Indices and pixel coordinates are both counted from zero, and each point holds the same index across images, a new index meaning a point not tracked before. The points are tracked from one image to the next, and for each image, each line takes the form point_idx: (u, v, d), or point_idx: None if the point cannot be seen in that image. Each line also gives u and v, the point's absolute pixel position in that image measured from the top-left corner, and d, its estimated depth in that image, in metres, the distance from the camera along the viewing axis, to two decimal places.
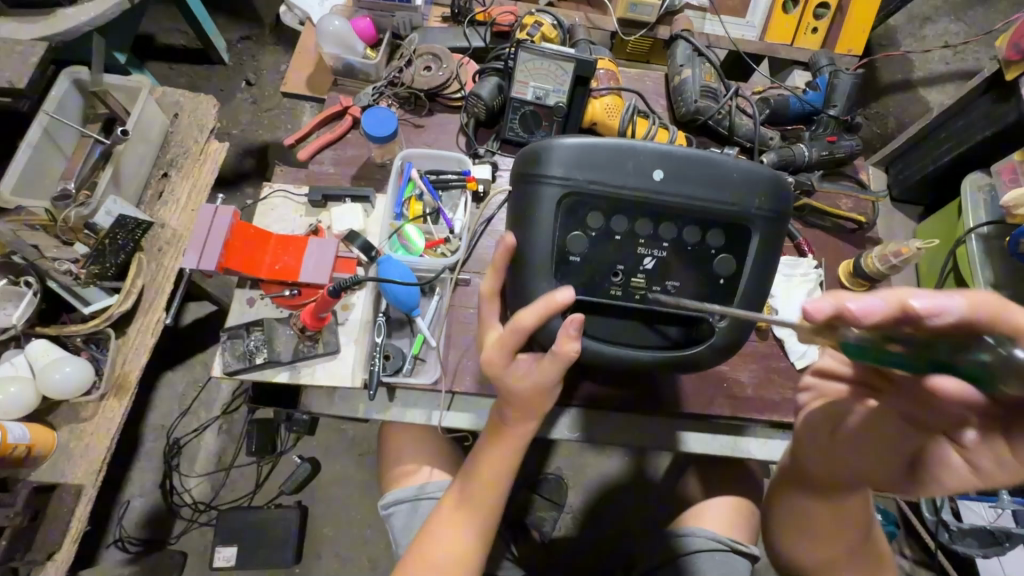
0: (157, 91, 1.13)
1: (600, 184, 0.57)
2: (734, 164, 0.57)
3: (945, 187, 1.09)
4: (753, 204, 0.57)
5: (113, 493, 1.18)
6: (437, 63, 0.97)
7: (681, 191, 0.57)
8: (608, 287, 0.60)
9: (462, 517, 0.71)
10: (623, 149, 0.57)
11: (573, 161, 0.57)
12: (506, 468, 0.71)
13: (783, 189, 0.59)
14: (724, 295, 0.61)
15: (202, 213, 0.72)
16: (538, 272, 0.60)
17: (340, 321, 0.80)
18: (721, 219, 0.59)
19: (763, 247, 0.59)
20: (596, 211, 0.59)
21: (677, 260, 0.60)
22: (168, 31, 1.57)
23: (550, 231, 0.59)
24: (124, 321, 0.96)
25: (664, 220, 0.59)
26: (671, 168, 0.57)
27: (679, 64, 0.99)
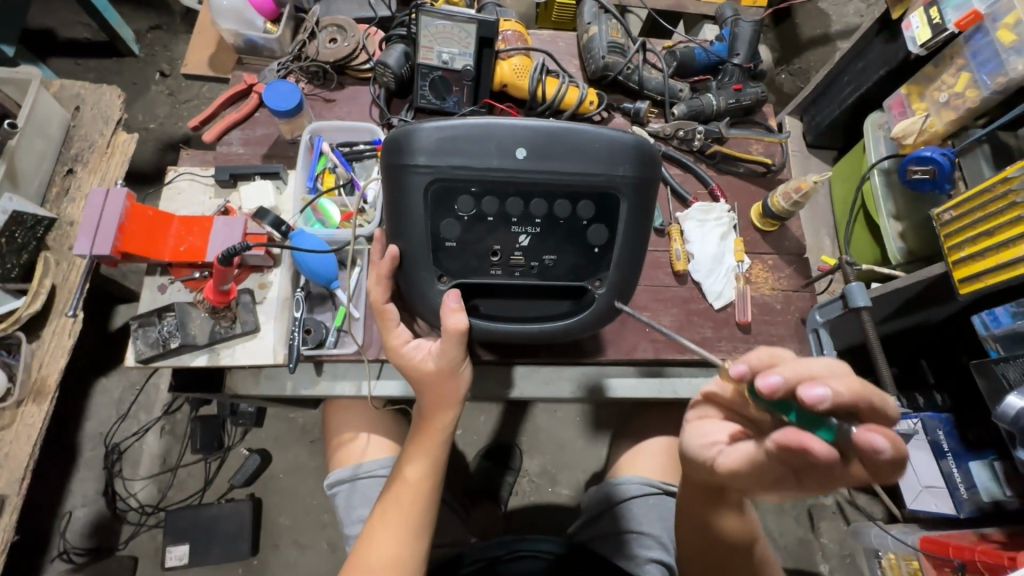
0: (54, 85, 1.07)
1: (465, 168, 0.57)
2: (596, 135, 0.58)
3: (852, 128, 1.14)
4: (617, 173, 0.59)
5: (53, 505, 1.15)
6: (342, 34, 0.94)
7: (546, 167, 0.58)
8: (488, 268, 0.63)
9: (390, 518, 0.66)
10: (485, 129, 0.57)
11: (436, 148, 0.57)
12: (428, 462, 0.68)
13: (648, 154, 0.60)
14: (601, 264, 0.63)
15: (93, 198, 0.70)
16: (417, 261, 0.61)
17: (257, 300, 0.78)
18: (589, 192, 0.60)
19: (632, 214, 0.61)
20: (467, 194, 0.60)
21: (552, 235, 0.62)
22: (70, 24, 1.48)
23: (423, 219, 0.60)
24: (36, 324, 0.92)
25: (534, 197, 0.60)
26: (534, 145, 0.57)
27: (586, 22, 1.00)
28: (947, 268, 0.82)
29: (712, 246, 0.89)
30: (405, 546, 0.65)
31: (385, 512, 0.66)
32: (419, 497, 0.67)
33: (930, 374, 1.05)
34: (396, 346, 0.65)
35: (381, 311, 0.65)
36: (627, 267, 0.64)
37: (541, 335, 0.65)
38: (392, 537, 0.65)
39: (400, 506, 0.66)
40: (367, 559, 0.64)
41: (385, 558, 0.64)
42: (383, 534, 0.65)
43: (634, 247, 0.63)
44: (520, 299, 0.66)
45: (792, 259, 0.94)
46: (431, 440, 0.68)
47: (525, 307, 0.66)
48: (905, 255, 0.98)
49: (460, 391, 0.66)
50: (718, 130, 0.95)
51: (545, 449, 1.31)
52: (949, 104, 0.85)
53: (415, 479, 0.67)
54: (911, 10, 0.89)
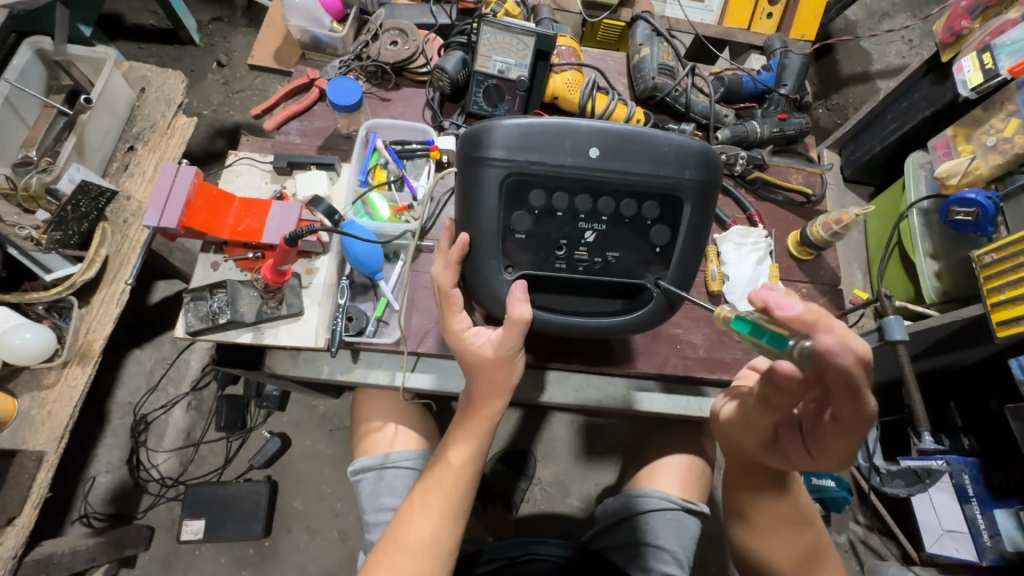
0: (124, 65, 1.12)
1: (540, 164, 0.60)
2: (667, 137, 0.60)
3: (892, 165, 1.15)
4: (685, 175, 0.61)
5: (79, 469, 1.18)
6: (404, 38, 0.97)
7: (617, 166, 0.60)
8: (553, 261, 0.65)
9: (427, 499, 0.68)
10: (561, 127, 0.59)
11: (514, 143, 0.59)
12: (470, 448, 0.69)
13: (713, 160, 0.62)
14: (660, 264, 0.65)
15: (164, 173, 0.74)
16: (487, 250, 0.64)
17: (304, 285, 0.81)
18: (657, 192, 0.62)
19: (695, 217, 0.63)
20: (538, 189, 0.62)
21: (618, 231, 0.64)
22: (137, 10, 1.56)
23: (495, 211, 0.62)
24: (88, 290, 0.96)
25: (603, 194, 0.63)
26: (607, 144, 0.60)
27: (639, 43, 1.03)
28: (986, 310, 0.82)
29: (748, 269, 0.89)
30: (440, 528, 0.66)
31: (427, 490, 0.68)
32: (460, 482, 0.69)
33: (958, 417, 1.02)
34: (457, 331, 0.66)
35: (447, 294, 0.66)
36: (683, 270, 0.66)
37: (598, 330, 0.67)
38: (431, 517, 0.67)
39: (439, 489, 0.68)
40: (406, 538, 0.66)
41: (423, 539, 0.66)
42: (421, 516, 0.67)
43: (691, 251, 0.65)
44: (579, 294, 0.68)
45: (826, 289, 0.94)
46: (477, 426, 0.69)
47: (583, 301, 0.68)
48: (940, 295, 0.98)
49: (511, 381, 0.68)
50: (761, 157, 0.97)
51: (558, 459, 1.31)
52: (997, 148, 0.85)
53: (455, 468, 0.69)
54: (963, 53, 0.91)
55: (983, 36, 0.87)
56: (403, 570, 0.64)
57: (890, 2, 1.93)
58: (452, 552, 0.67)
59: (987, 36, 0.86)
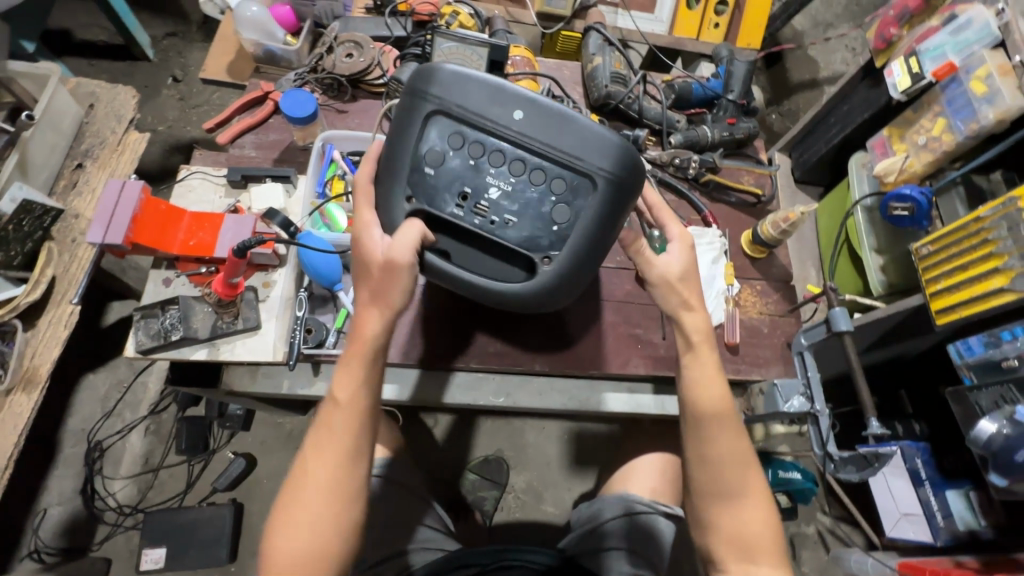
0: (71, 82, 1.09)
1: (467, 109, 0.62)
2: (592, 126, 0.62)
3: (838, 167, 1.21)
4: (598, 166, 0.62)
5: (28, 500, 1.12)
6: (359, 50, 0.98)
7: (535, 135, 0.62)
8: (452, 207, 0.65)
9: (320, 446, 0.60)
10: (496, 86, 0.62)
11: (450, 84, 0.62)
12: (357, 381, 0.61)
13: (633, 160, 0.63)
14: (557, 242, 0.65)
15: (110, 188, 0.73)
16: (398, 171, 0.65)
17: (260, 298, 0.80)
18: (570, 175, 0.63)
19: (596, 208, 0.63)
20: (460, 136, 0.64)
21: (526, 201, 0.64)
22: (87, 26, 1.52)
23: (416, 142, 0.64)
24: (34, 313, 0.92)
25: (520, 156, 0.63)
26: (536, 113, 0.62)
27: (591, 53, 1.06)
28: (924, 299, 0.86)
29: (703, 268, 0.93)
30: (330, 506, 0.58)
31: (315, 455, 0.59)
32: (352, 417, 0.61)
33: (909, 404, 1.07)
34: (358, 226, 0.66)
35: (363, 187, 0.67)
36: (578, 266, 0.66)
37: (485, 291, 0.67)
38: (318, 487, 0.59)
39: (329, 430, 0.60)
40: (302, 491, 0.59)
41: (319, 487, 0.59)
42: (315, 476, 0.59)
43: (585, 243, 0.64)
44: (481, 255, 0.68)
45: (779, 285, 0.98)
46: (359, 358, 0.62)
47: (481, 263, 0.67)
48: (885, 288, 1.02)
49: (393, 299, 0.62)
50: (712, 161, 1.01)
51: (531, 465, 1.30)
52: (927, 146, 0.90)
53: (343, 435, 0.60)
54: (893, 59, 0.95)
55: (910, 42, 0.92)
56: (298, 527, 0.58)
57: (833, 13, 2.04)
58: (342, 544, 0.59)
59: (912, 42, 0.91)
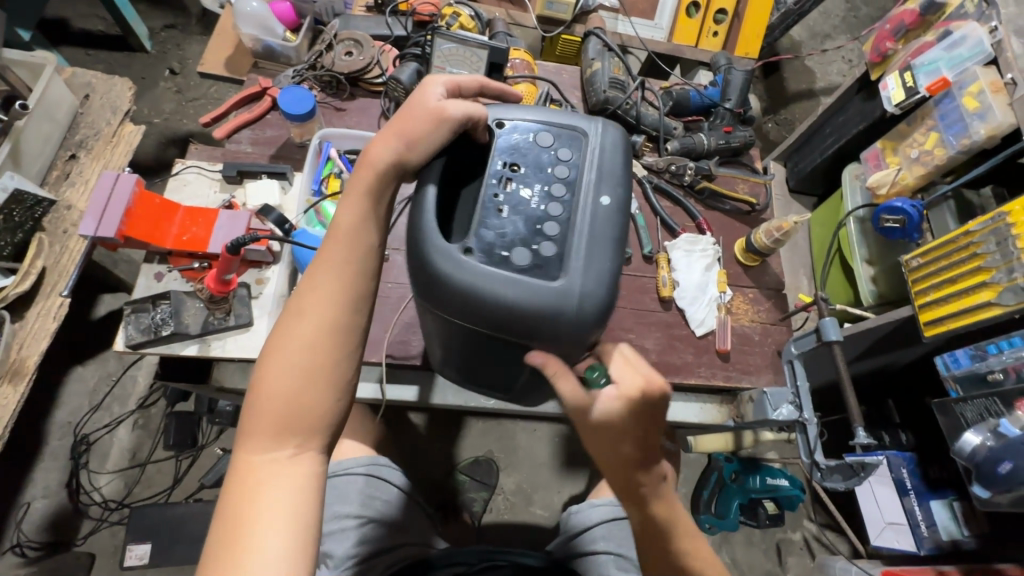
0: (66, 72, 1.08)
1: (599, 157, 0.59)
2: (609, 273, 0.54)
3: (832, 177, 1.22)
4: (578, 285, 0.52)
5: (12, 493, 1.11)
6: (358, 49, 0.98)
7: (586, 216, 0.56)
8: (501, 157, 0.58)
9: (318, 280, 0.52)
10: (622, 181, 0.58)
11: (615, 143, 0.60)
12: (364, 205, 0.54)
13: (587, 329, 0.53)
14: (490, 258, 0.53)
15: (103, 181, 0.73)
16: (530, 113, 0.61)
17: (253, 295, 0.79)
18: (558, 257, 0.54)
19: (530, 289, 0.52)
20: (567, 153, 0.59)
21: (509, 230, 0.55)
22: (84, 15, 1.51)
23: (560, 121, 0.60)
24: (22, 304, 0.91)
25: (562, 204, 0.56)
26: (606, 226, 0.55)
27: (590, 58, 1.06)
28: (914, 311, 0.87)
29: (697, 275, 0.94)
30: (317, 356, 0.49)
31: (310, 288, 0.51)
32: (358, 252, 0.53)
33: (896, 414, 1.07)
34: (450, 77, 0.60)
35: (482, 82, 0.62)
36: (455, 297, 0.52)
37: (415, 218, 0.55)
38: (307, 332, 0.50)
39: (334, 261, 0.52)
40: (297, 327, 0.50)
41: (312, 325, 0.50)
42: (311, 312, 0.50)
43: (481, 287, 0.52)
44: (450, 205, 0.59)
45: (771, 294, 0.98)
46: (368, 181, 0.54)
47: (445, 207, 0.58)
48: (876, 298, 1.03)
49: (414, 135, 0.54)
50: (709, 168, 1.02)
51: (521, 467, 1.30)
52: (920, 160, 0.91)
53: (332, 280, 0.51)
54: (888, 73, 0.97)
55: (905, 56, 0.93)
56: (286, 370, 0.48)
57: (831, 24, 2.06)
58: (334, 404, 0.50)
59: (908, 56, 0.92)
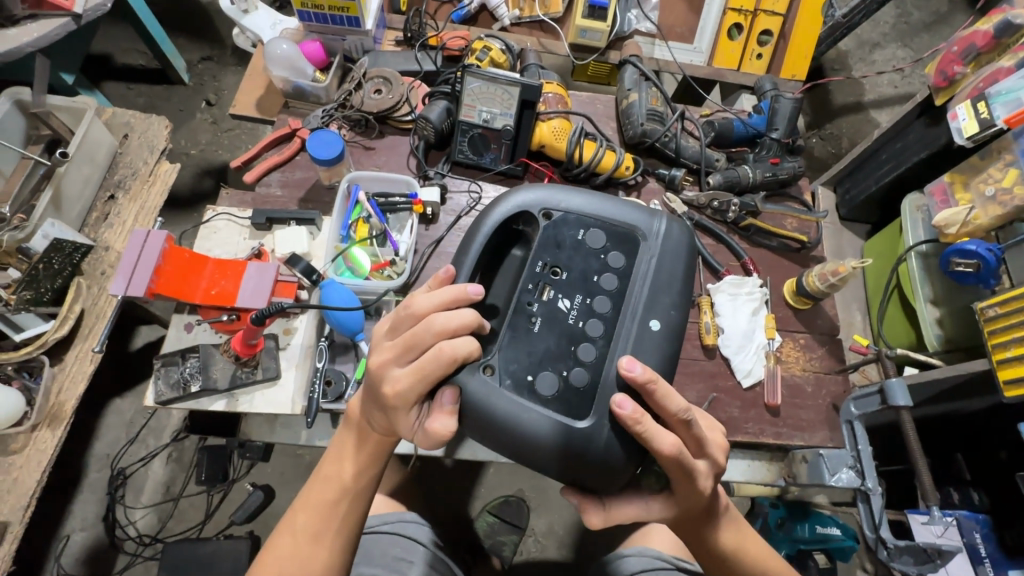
0: (106, 112, 1.10)
1: (650, 266, 0.60)
2: None
3: (889, 206, 1.13)
4: (603, 427, 0.54)
5: (53, 526, 1.13)
6: (388, 86, 0.96)
7: (628, 342, 0.57)
8: (545, 256, 0.61)
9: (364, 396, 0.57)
10: (677, 299, 0.59)
11: (671, 252, 0.60)
12: (400, 353, 0.52)
13: (607, 469, 0.55)
14: (522, 380, 0.57)
15: (134, 237, 0.73)
16: (579, 207, 0.63)
17: (281, 346, 0.77)
18: (586, 387, 0.56)
19: (554, 425, 0.55)
20: (618, 259, 0.61)
21: (540, 349, 0.58)
22: (127, 50, 1.55)
23: (614, 221, 0.62)
24: (61, 348, 0.93)
25: (601, 323, 0.58)
26: (649, 352, 0.57)
27: (626, 88, 1.02)
28: (990, 365, 0.78)
29: (743, 321, 0.88)
30: (364, 448, 0.61)
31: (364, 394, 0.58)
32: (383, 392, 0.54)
33: (967, 470, 0.98)
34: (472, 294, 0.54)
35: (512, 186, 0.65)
36: (480, 420, 0.56)
37: None
38: (363, 425, 0.61)
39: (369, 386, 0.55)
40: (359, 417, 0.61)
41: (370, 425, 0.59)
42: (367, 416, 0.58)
43: (508, 414, 0.55)
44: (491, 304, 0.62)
45: (824, 339, 0.91)
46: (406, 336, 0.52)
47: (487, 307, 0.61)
48: (943, 343, 0.94)
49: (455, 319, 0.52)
50: (755, 204, 0.95)
51: (552, 508, 1.26)
52: (996, 199, 0.82)
53: (352, 464, 0.61)
54: (955, 101, 0.88)
55: (977, 83, 0.85)
56: (346, 453, 0.61)
57: (881, 32, 1.94)
58: (356, 484, 0.61)
59: (980, 83, 0.84)
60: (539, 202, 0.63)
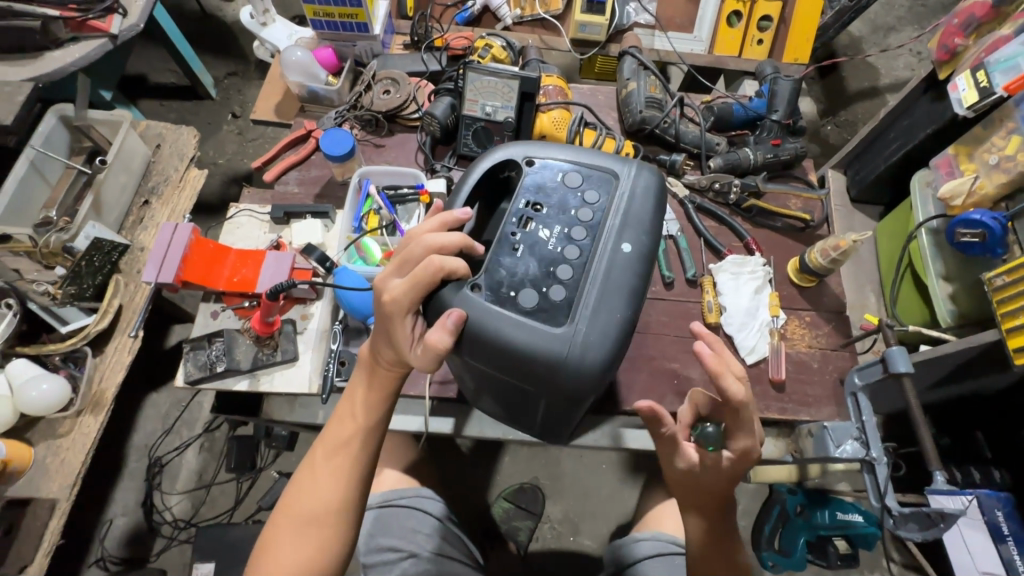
0: (140, 125, 1.19)
1: (624, 200, 0.62)
2: (617, 322, 0.57)
3: (899, 185, 1.12)
4: (579, 335, 0.55)
5: (97, 510, 1.21)
6: (396, 86, 1.01)
7: (603, 263, 0.59)
8: (526, 194, 0.64)
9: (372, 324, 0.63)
10: (650, 229, 0.61)
11: (644, 188, 0.63)
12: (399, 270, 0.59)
13: (583, 376, 0.55)
14: (503, 297, 0.58)
15: (163, 230, 0.79)
16: (559, 153, 0.67)
17: (298, 330, 0.83)
18: (565, 302, 0.58)
19: (534, 332, 0.56)
20: (595, 196, 0.63)
21: (521, 272, 0.60)
22: (159, 70, 1.66)
23: (591, 164, 0.65)
24: (102, 340, 1.00)
25: (578, 248, 0.60)
26: (623, 272, 0.58)
27: (625, 78, 1.04)
28: (1000, 335, 0.77)
29: (745, 299, 0.89)
30: (375, 387, 0.64)
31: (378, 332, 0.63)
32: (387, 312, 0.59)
33: (988, 448, 0.97)
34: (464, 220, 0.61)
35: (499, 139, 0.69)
36: (465, 336, 0.57)
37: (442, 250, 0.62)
38: (375, 365, 0.64)
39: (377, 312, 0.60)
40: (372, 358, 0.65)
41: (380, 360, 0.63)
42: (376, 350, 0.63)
43: (490, 325, 0.56)
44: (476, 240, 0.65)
45: (830, 316, 0.91)
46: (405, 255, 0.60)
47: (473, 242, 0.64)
48: (955, 318, 0.93)
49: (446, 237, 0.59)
50: (755, 184, 0.97)
51: (567, 495, 1.27)
52: (999, 167, 0.82)
53: (362, 401, 0.65)
54: (958, 72, 0.87)
55: (978, 52, 0.84)
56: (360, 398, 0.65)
57: (896, 15, 1.91)
58: (370, 424, 0.64)
59: (981, 52, 0.84)
60: (521, 149, 0.67)
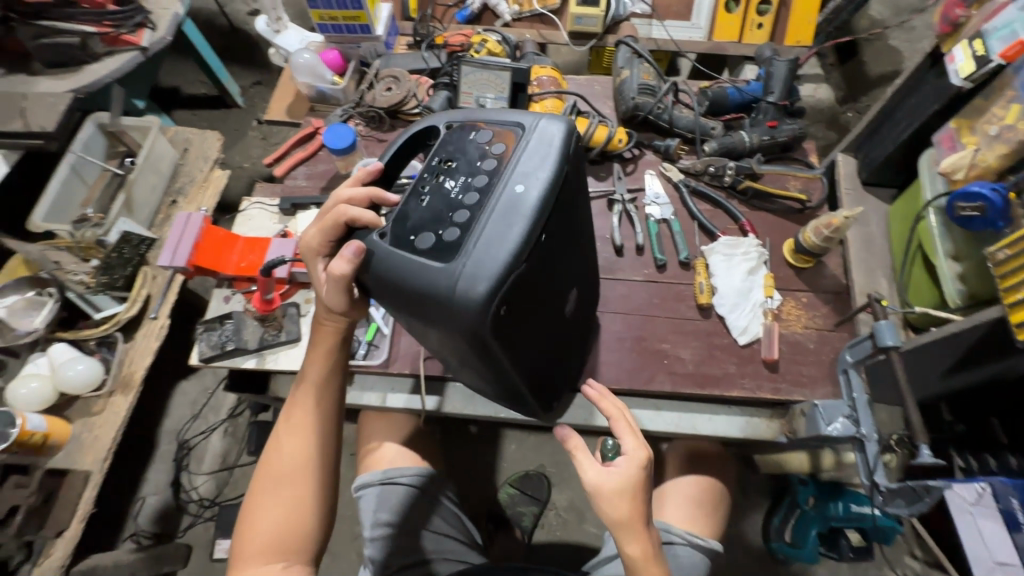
0: (170, 131, 1.28)
1: (528, 146, 0.56)
2: (499, 259, 0.50)
3: (911, 165, 1.09)
4: (458, 272, 0.50)
5: (130, 489, 1.29)
6: (397, 84, 1.06)
7: (495, 205, 0.53)
8: (440, 151, 0.61)
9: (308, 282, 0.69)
10: (550, 172, 0.54)
11: (550, 136, 0.56)
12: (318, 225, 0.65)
13: (462, 315, 0.49)
14: (400, 243, 0.55)
15: (179, 219, 0.86)
16: (478, 113, 0.62)
17: (302, 313, 0.88)
18: (457, 242, 0.52)
19: (420, 272, 0.52)
20: (501, 145, 0.57)
21: (421, 218, 0.56)
22: (191, 82, 1.78)
23: (505, 117, 0.60)
24: (132, 327, 1.09)
25: (477, 192, 0.55)
26: (515, 212, 0.51)
27: (619, 67, 1.06)
28: (1003, 311, 0.74)
29: (737, 280, 0.89)
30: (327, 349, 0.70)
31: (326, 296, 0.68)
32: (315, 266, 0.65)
33: (1003, 435, 0.94)
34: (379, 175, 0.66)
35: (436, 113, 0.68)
36: (372, 281, 0.56)
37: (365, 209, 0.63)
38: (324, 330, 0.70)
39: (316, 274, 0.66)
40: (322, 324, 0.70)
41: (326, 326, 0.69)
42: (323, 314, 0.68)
43: (386, 269, 0.54)
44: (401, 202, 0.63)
45: (828, 297, 0.90)
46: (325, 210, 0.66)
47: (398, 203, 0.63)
48: (965, 298, 0.89)
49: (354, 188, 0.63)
50: (751, 166, 0.96)
51: (573, 483, 1.29)
52: (1001, 137, 0.79)
53: (316, 363, 0.70)
54: (956, 43, 0.86)
55: (979, 22, 0.82)
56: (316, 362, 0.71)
57: None
58: (325, 386, 0.70)
59: (981, 22, 0.81)
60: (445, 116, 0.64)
